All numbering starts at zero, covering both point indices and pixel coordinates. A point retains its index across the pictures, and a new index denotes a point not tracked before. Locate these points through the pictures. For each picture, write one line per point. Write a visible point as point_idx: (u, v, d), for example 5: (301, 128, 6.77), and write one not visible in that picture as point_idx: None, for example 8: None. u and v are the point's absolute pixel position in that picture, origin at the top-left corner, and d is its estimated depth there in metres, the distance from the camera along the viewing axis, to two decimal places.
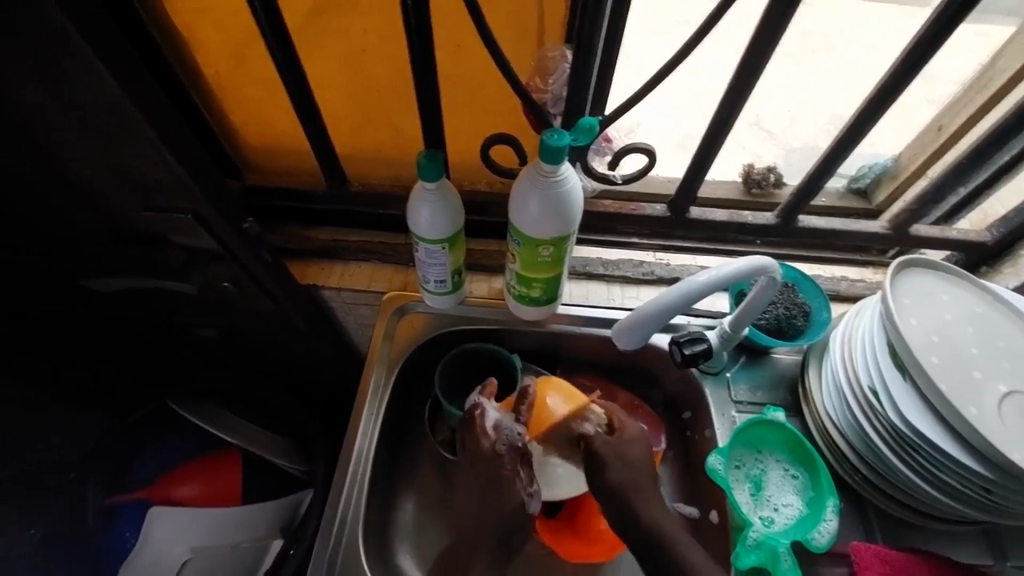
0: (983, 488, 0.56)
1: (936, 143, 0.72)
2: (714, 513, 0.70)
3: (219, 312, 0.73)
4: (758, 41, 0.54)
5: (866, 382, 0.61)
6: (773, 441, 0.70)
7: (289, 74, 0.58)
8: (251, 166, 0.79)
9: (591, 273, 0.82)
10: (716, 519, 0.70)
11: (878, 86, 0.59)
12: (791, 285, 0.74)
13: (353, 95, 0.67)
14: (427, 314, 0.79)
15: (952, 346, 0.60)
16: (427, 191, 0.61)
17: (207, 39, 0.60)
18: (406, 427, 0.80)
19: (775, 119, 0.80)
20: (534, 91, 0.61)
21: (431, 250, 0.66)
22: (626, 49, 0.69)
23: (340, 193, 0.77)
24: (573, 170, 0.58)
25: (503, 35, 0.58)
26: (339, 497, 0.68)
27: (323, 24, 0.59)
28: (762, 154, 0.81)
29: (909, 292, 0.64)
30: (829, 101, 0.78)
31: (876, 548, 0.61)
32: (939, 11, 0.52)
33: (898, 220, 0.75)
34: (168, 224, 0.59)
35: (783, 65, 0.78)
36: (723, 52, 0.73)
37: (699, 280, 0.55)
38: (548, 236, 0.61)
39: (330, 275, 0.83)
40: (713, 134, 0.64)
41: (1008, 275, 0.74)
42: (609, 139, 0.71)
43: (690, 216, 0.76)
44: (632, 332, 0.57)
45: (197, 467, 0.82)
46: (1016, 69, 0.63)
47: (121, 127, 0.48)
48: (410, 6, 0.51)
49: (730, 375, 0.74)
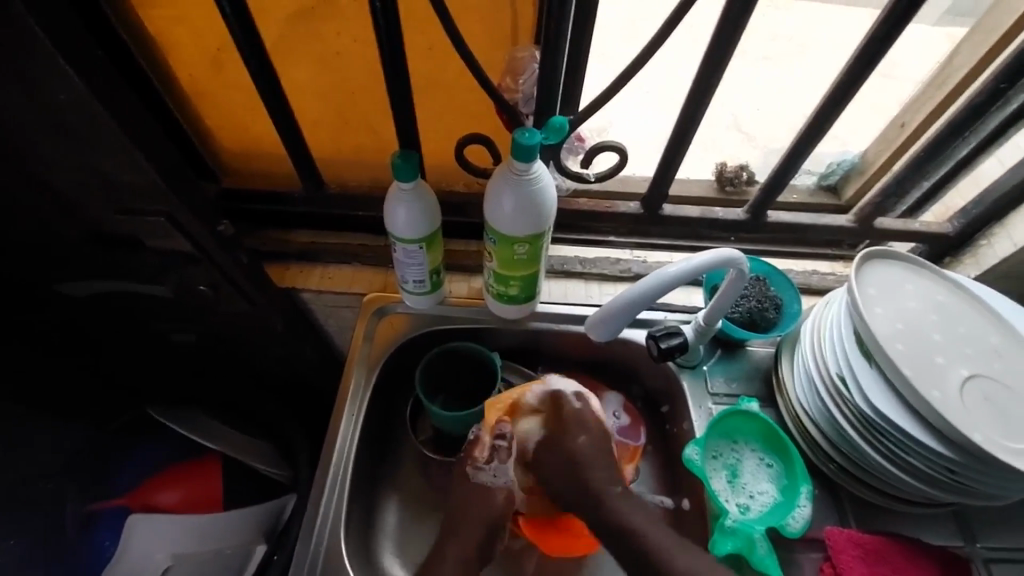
0: (948, 468, 0.58)
1: (900, 139, 0.74)
2: (687, 500, 0.73)
3: (196, 316, 0.73)
4: (721, 36, 0.56)
5: (834, 369, 0.63)
6: (749, 431, 0.71)
7: (261, 75, 0.59)
8: (227, 171, 0.79)
9: (569, 271, 0.83)
10: (688, 506, 0.73)
11: (838, 80, 0.61)
12: (763, 278, 0.76)
13: (326, 98, 0.67)
14: (407, 314, 0.79)
15: (916, 332, 0.62)
16: (402, 191, 0.62)
17: (179, 44, 0.61)
18: (388, 428, 0.80)
19: (750, 121, 0.82)
20: (505, 91, 0.62)
21: (408, 250, 0.67)
22: (600, 50, 0.71)
23: (318, 195, 0.77)
24: (546, 168, 0.59)
25: (473, 37, 0.59)
26: (320, 497, 0.68)
27: (297, 31, 0.60)
28: (738, 154, 0.84)
29: (875, 282, 0.66)
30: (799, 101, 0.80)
31: (849, 532, 0.63)
32: (888, 12, 0.54)
33: (863, 213, 0.77)
34: (141, 227, 0.58)
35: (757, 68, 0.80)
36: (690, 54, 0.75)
37: (669, 274, 0.56)
38: (523, 234, 0.62)
39: (309, 277, 0.83)
40: (681, 132, 0.66)
41: (969, 265, 0.76)
42: (581, 139, 0.72)
43: (663, 213, 0.77)
44: (605, 325, 0.58)
45: (180, 473, 0.81)
46: (971, 66, 0.65)
47: (92, 129, 0.48)
48: (379, 9, 0.52)
49: (707, 368, 0.76)
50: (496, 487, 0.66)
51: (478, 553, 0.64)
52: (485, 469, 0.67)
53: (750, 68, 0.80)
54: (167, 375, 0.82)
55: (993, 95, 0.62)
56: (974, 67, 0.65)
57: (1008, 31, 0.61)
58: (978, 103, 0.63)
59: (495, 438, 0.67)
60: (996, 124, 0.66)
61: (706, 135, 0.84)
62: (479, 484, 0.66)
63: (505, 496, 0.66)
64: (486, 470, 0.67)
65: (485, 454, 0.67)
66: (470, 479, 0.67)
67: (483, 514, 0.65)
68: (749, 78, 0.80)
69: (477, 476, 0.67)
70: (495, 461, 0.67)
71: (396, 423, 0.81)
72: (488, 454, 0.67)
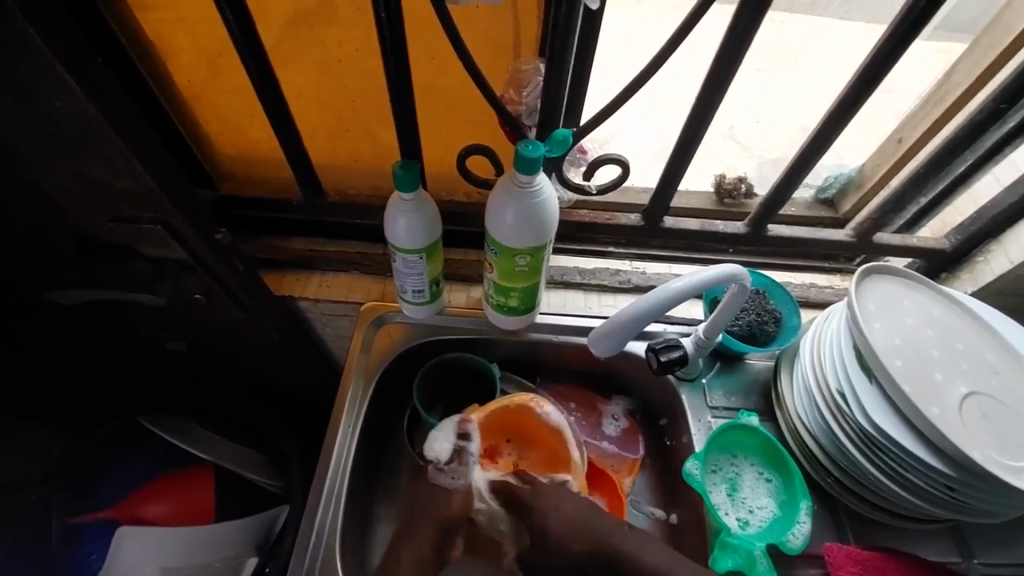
0: (947, 485, 0.58)
1: (897, 153, 0.75)
2: (674, 514, 0.74)
3: (188, 322, 0.72)
4: (723, 56, 0.56)
5: (834, 385, 0.63)
6: (747, 445, 0.71)
7: (261, 81, 0.58)
8: (222, 176, 0.78)
9: (568, 282, 0.83)
10: (676, 521, 0.74)
11: (837, 100, 0.61)
12: (762, 291, 0.76)
13: (327, 104, 0.67)
14: (404, 324, 0.79)
15: (915, 348, 0.62)
16: (403, 202, 0.61)
17: (180, 49, 0.60)
18: (384, 440, 0.79)
19: (748, 132, 0.83)
20: (508, 103, 0.62)
21: (408, 260, 0.66)
22: (602, 62, 0.71)
23: (316, 202, 0.76)
24: (548, 180, 0.59)
25: (477, 48, 0.59)
26: (315, 510, 0.67)
27: (299, 38, 0.59)
28: (736, 165, 0.84)
29: (874, 297, 0.66)
30: (797, 113, 0.81)
31: (849, 548, 0.63)
32: (888, 34, 0.55)
33: (862, 228, 0.77)
34: (137, 235, 0.58)
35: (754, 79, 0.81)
36: (692, 69, 0.77)
37: (672, 288, 0.56)
38: (524, 246, 0.62)
39: (306, 286, 0.82)
40: (685, 141, 0.65)
41: (966, 281, 0.76)
42: (584, 151, 0.72)
43: (664, 225, 0.77)
44: (606, 339, 0.58)
45: (165, 485, 0.79)
46: (968, 84, 0.66)
47: (89, 135, 0.47)
48: (385, 19, 0.52)
49: (706, 381, 0.75)
50: (454, 489, 0.64)
51: (434, 556, 0.63)
52: (445, 471, 0.65)
53: (749, 80, 0.81)
54: (156, 383, 0.80)
55: (992, 113, 0.63)
56: (971, 86, 0.66)
57: (1006, 50, 0.62)
58: (979, 121, 0.63)
59: (461, 439, 0.66)
60: (994, 142, 0.67)
61: (706, 147, 0.84)
62: (439, 486, 0.64)
63: (462, 498, 0.63)
64: (446, 472, 0.65)
65: (445, 456, 0.65)
66: (433, 479, 0.65)
67: (436, 514, 0.63)
68: (750, 88, 0.81)
69: (438, 477, 0.64)
70: (454, 461, 0.65)
71: (392, 435, 0.80)
72: (450, 456, 0.65)
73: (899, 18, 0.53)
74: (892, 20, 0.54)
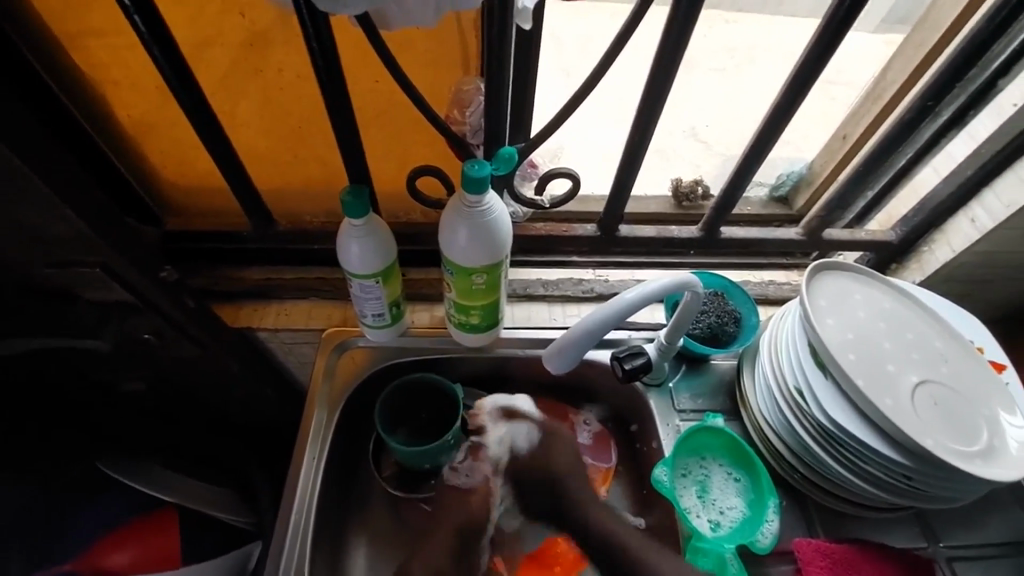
0: (905, 475, 0.59)
1: (842, 151, 0.77)
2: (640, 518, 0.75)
3: (138, 363, 0.69)
4: (661, 62, 0.57)
5: (792, 382, 0.64)
6: (715, 446, 0.71)
7: (195, 114, 0.57)
8: (169, 209, 0.76)
9: (532, 294, 0.83)
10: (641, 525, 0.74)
11: (776, 102, 0.62)
12: (719, 293, 0.77)
13: (267, 129, 0.65)
14: (368, 347, 0.78)
15: (866, 341, 0.64)
16: (354, 228, 0.61)
17: (110, 82, 0.59)
18: (353, 466, 0.77)
19: (709, 130, 0.87)
20: (453, 124, 0.62)
21: (365, 285, 0.65)
22: (559, 69, 0.74)
23: (267, 231, 0.74)
24: (498, 199, 0.59)
25: (413, 71, 0.59)
26: (281, 546, 0.66)
27: (231, 67, 0.58)
28: (701, 164, 0.86)
29: (826, 293, 0.67)
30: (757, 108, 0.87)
31: (817, 543, 0.64)
32: (819, 35, 0.56)
33: (811, 226, 0.78)
34: (75, 278, 0.56)
35: (710, 77, 0.87)
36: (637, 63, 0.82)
37: (627, 299, 0.57)
38: (480, 264, 0.61)
39: (264, 316, 0.80)
40: (632, 151, 0.66)
41: (914, 271, 0.78)
42: (535, 165, 0.73)
43: (620, 234, 0.77)
44: (561, 355, 0.58)
45: (131, 531, 0.73)
46: (901, 82, 0.69)
47: (10, 182, 0.46)
48: (316, 49, 0.51)
49: (672, 385, 0.76)
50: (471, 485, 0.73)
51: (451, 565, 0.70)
52: (462, 470, 0.74)
53: (705, 76, 0.87)
54: None
55: (920, 112, 0.64)
56: (904, 84, 0.68)
57: (932, 49, 0.65)
58: (909, 118, 0.65)
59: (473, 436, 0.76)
60: (928, 136, 0.70)
61: (670, 147, 0.87)
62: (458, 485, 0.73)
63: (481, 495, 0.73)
64: (462, 471, 0.74)
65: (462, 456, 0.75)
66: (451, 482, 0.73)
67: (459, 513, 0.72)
68: (707, 87, 0.87)
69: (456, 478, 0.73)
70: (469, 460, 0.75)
71: (361, 462, 0.78)
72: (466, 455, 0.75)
73: (828, 17, 0.54)
74: (821, 21, 0.55)
